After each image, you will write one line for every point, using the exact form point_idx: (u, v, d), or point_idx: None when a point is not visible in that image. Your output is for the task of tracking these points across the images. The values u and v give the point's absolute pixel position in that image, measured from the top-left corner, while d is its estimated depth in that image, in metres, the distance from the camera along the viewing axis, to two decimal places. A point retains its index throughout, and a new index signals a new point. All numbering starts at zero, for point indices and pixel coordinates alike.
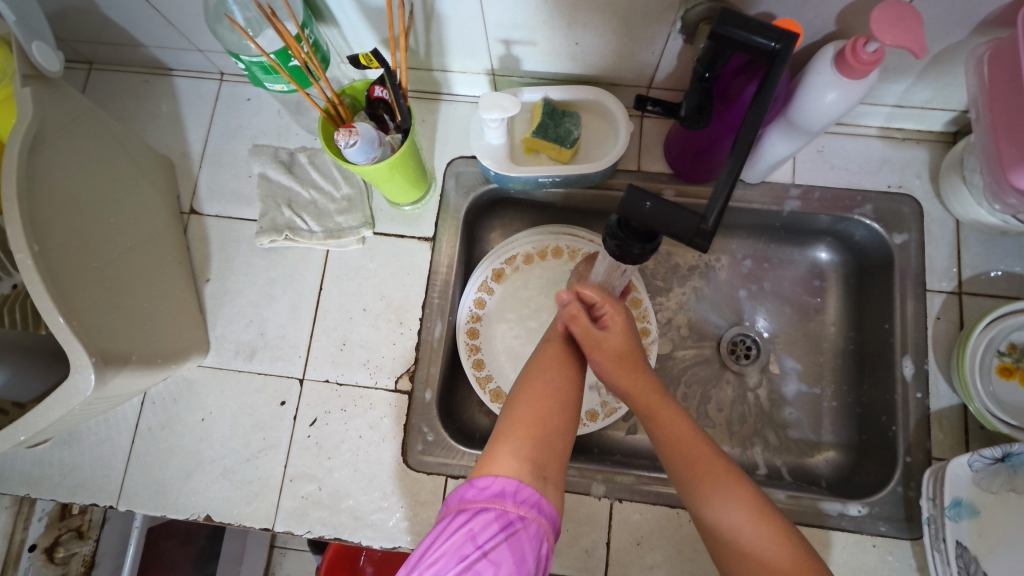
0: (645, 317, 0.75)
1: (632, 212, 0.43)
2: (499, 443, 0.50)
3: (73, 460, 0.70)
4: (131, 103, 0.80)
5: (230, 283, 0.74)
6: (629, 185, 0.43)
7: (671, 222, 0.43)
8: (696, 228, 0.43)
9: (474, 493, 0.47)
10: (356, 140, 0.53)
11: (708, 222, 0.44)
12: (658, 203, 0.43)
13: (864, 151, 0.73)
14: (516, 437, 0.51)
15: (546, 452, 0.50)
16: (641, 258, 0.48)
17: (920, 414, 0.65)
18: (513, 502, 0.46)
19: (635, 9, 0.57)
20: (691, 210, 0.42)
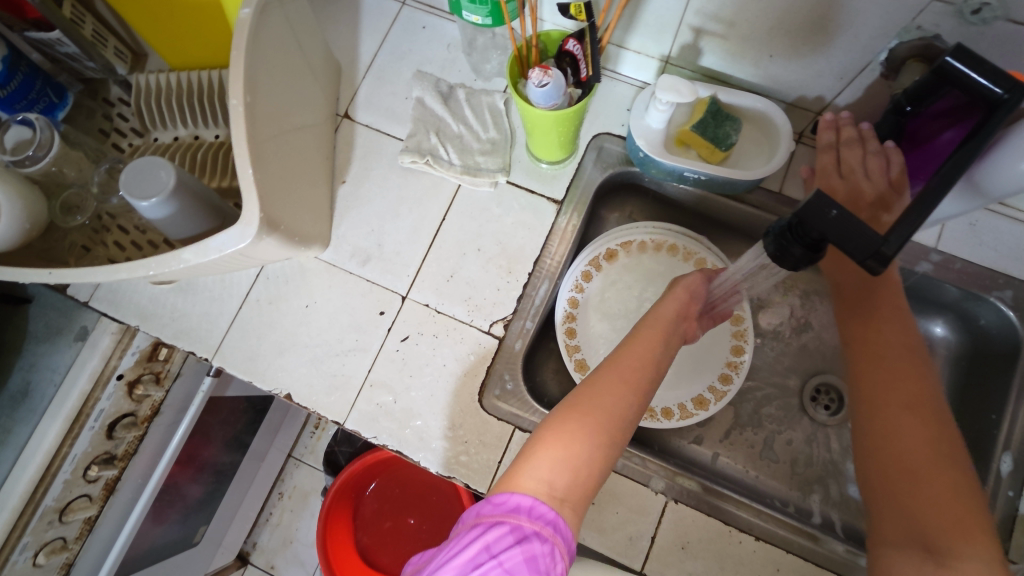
0: (743, 335, 0.75)
1: (813, 218, 0.43)
2: (536, 452, 0.48)
3: (184, 307, 0.76)
4: (317, 4, 0.85)
5: (363, 191, 0.78)
6: (816, 190, 0.43)
7: (850, 237, 0.42)
8: (875, 250, 0.41)
9: (490, 508, 0.45)
10: (549, 82, 0.55)
11: (891, 248, 0.42)
12: (845, 213, 0.42)
13: (1019, 237, 0.70)
14: (547, 454, 0.48)
15: (572, 477, 0.47)
16: (799, 264, 0.47)
17: (1006, 513, 0.63)
18: (528, 517, 0.44)
19: (848, 29, 0.56)
20: (875, 229, 0.42)
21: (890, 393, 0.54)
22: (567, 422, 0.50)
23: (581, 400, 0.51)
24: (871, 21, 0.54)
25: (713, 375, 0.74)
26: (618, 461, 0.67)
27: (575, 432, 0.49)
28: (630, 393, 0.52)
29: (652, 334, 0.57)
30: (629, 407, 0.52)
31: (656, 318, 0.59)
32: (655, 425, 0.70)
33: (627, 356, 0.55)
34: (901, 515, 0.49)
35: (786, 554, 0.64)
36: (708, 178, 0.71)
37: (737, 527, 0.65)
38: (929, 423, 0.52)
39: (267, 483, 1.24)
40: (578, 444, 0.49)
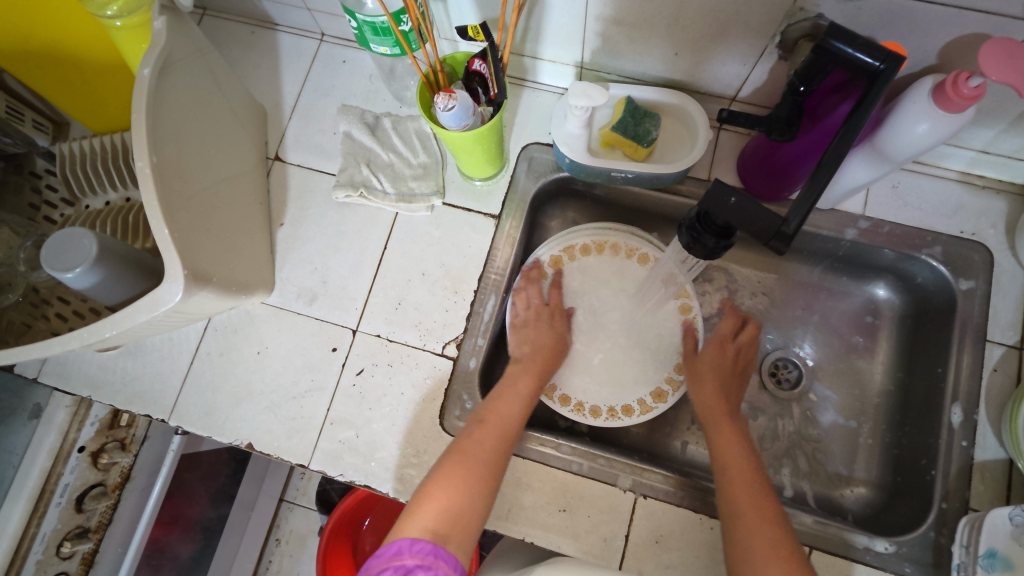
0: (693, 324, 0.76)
1: (716, 205, 0.45)
2: (420, 501, 0.53)
3: (135, 371, 0.75)
4: (236, 52, 0.86)
5: (302, 230, 0.78)
6: (716, 179, 0.45)
7: (753, 220, 0.44)
8: (776, 229, 0.44)
9: (376, 560, 0.47)
10: (454, 105, 0.56)
11: (789, 226, 0.45)
12: (743, 199, 0.44)
13: (940, 193, 0.72)
14: (428, 506, 0.52)
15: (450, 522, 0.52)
16: (715, 253, 0.50)
17: (962, 463, 0.64)
18: (410, 554, 0.47)
19: (738, 18, 0.58)
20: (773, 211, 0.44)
21: (730, 475, 0.60)
22: (448, 471, 0.56)
23: (459, 451, 0.58)
24: (759, 7, 0.56)
25: (669, 366, 0.75)
26: (584, 465, 0.68)
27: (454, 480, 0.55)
28: (497, 437, 0.60)
29: (523, 382, 0.67)
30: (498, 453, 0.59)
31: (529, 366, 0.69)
32: (616, 423, 0.72)
33: (501, 405, 0.64)
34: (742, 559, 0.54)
35: None
36: (637, 175, 0.72)
37: (707, 514, 0.65)
38: (767, 510, 0.56)
39: (260, 534, 1.19)
40: (458, 487, 0.55)
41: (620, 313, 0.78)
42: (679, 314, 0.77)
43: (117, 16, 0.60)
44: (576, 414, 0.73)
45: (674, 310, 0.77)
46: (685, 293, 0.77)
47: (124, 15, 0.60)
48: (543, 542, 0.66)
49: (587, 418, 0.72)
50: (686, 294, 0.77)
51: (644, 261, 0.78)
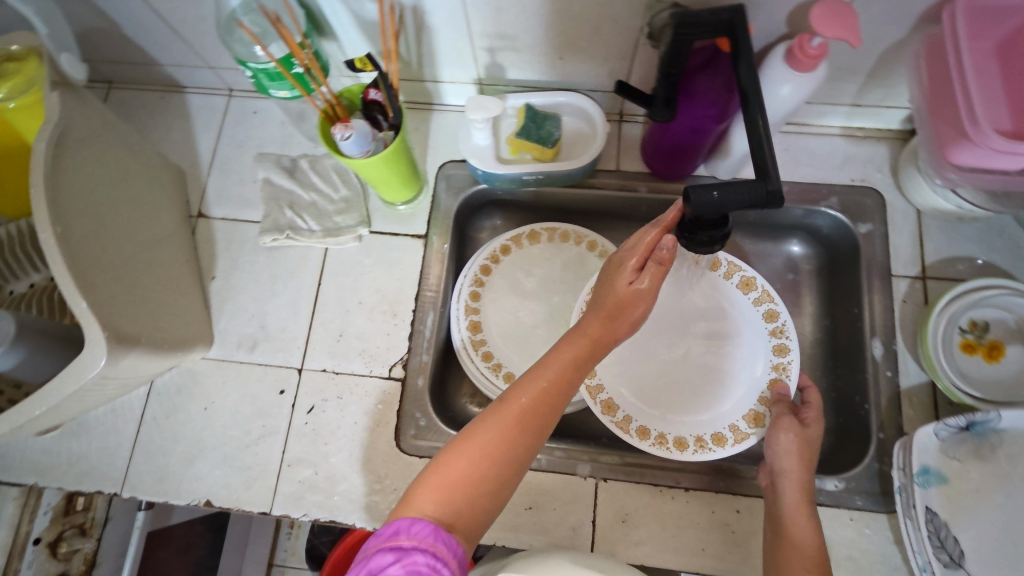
0: (782, 332, 0.73)
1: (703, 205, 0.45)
2: (426, 483, 0.47)
3: (80, 450, 0.73)
4: (145, 118, 0.87)
5: (234, 280, 0.79)
6: (690, 185, 0.45)
7: (743, 197, 0.44)
8: (766, 191, 0.45)
9: (373, 538, 0.44)
10: (351, 133, 0.59)
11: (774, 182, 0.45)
12: (724, 188, 0.44)
13: (828, 149, 0.78)
14: (431, 493, 0.47)
15: (456, 513, 0.47)
16: (715, 242, 0.48)
17: (890, 392, 0.68)
18: (407, 535, 0.43)
19: (604, 16, 0.62)
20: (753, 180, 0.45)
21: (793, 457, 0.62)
22: (461, 450, 0.49)
23: (482, 428, 0.50)
24: (620, 4, 0.60)
25: (759, 385, 0.72)
26: (543, 460, 0.69)
27: (467, 470, 0.48)
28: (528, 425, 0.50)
29: (582, 342, 0.54)
30: (528, 442, 0.50)
31: (601, 316, 0.55)
32: (708, 456, 0.68)
33: (547, 370, 0.52)
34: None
35: (716, 495, 0.67)
36: (547, 174, 0.75)
37: (666, 484, 0.67)
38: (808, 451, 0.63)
39: None
40: (471, 471, 0.48)
41: (557, 309, 0.80)
42: (765, 322, 0.74)
43: (8, 98, 0.62)
44: (620, 430, 0.70)
45: (759, 317, 0.74)
46: (769, 297, 0.75)
47: (15, 96, 0.62)
48: (515, 542, 0.67)
49: (635, 440, 0.69)
50: (769, 299, 0.74)
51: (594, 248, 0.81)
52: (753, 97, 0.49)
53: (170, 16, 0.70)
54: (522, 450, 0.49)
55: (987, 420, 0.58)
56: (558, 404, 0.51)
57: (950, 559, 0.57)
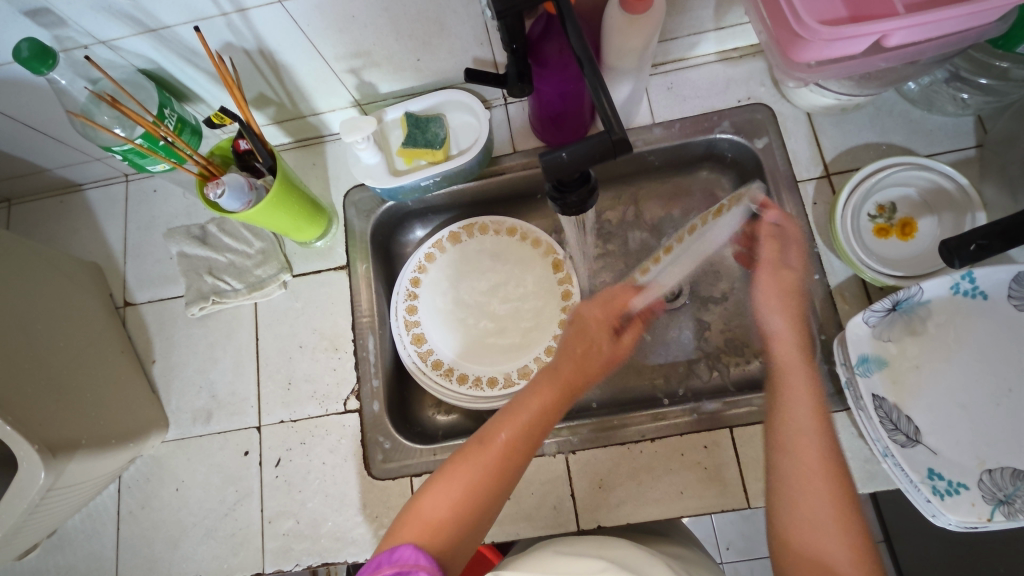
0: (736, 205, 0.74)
1: (556, 169, 0.46)
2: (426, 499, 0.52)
3: (67, 562, 0.73)
4: (51, 225, 0.86)
5: (175, 358, 0.79)
6: (539, 153, 0.46)
7: (590, 152, 0.46)
8: (610, 142, 0.46)
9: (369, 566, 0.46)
10: (223, 189, 0.60)
11: (617, 130, 0.46)
12: (571, 148, 0.45)
13: (709, 77, 0.78)
14: (429, 512, 0.51)
15: (447, 534, 0.50)
16: (585, 201, 0.51)
17: (822, 293, 0.69)
18: (388, 564, 0.45)
19: (443, 9, 0.63)
20: (595, 133, 0.46)
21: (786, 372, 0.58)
22: (468, 462, 0.53)
23: (478, 449, 0.54)
24: None
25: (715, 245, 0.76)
26: None
27: (460, 489, 0.52)
28: (524, 440, 0.55)
29: (546, 397, 0.58)
30: (521, 460, 0.54)
31: (569, 360, 0.62)
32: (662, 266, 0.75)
33: (522, 412, 0.56)
34: (797, 555, 0.47)
35: (682, 437, 0.67)
36: (445, 174, 0.76)
37: (633, 440, 0.68)
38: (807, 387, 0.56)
39: None
40: (462, 488, 0.52)
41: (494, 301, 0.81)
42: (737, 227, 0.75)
43: None
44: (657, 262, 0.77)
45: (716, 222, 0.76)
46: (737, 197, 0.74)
47: None
48: (503, 536, 0.67)
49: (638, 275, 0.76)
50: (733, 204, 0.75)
51: (514, 232, 0.82)
52: (585, 58, 0.50)
53: (34, 121, 0.70)
54: (519, 465, 0.54)
55: (911, 297, 0.59)
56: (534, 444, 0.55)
57: (907, 438, 0.58)
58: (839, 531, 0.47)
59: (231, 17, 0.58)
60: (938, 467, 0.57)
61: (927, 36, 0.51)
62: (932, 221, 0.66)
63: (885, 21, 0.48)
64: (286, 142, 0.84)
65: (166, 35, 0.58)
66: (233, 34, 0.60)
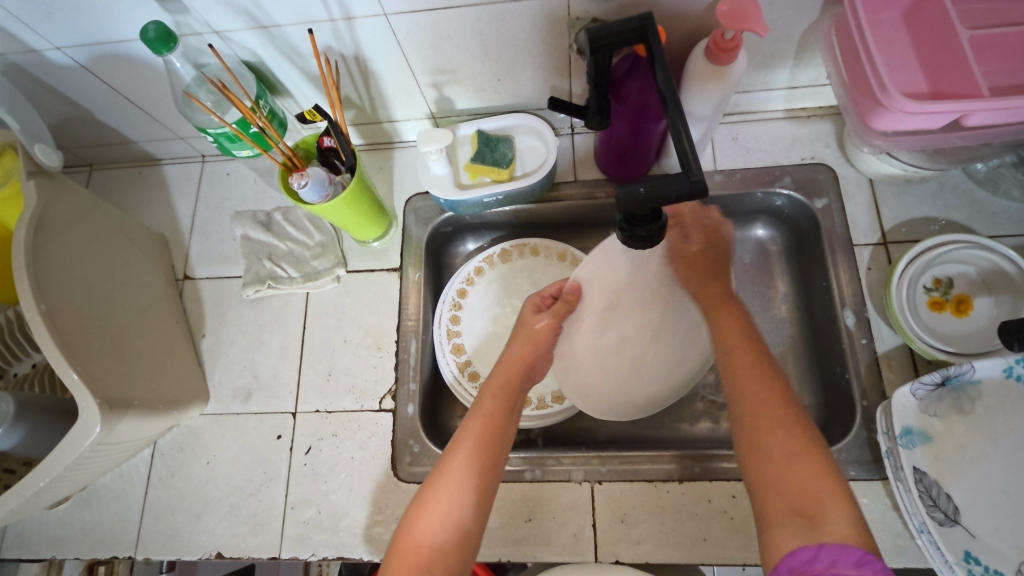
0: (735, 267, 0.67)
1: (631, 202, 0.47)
2: (417, 517, 0.55)
3: (93, 518, 0.75)
4: (126, 194, 0.91)
5: (224, 335, 0.82)
6: (618, 184, 0.48)
7: (668, 190, 0.47)
8: (688, 183, 0.47)
9: None
10: (307, 181, 0.63)
11: (695, 173, 0.48)
12: (650, 184, 0.47)
13: (775, 132, 0.80)
14: (420, 520, 0.54)
15: (445, 549, 0.53)
16: (652, 238, 0.52)
17: (868, 359, 0.69)
18: None
19: (533, 39, 0.66)
20: (674, 172, 0.47)
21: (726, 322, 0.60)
22: (446, 477, 0.56)
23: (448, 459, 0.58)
24: (544, 26, 0.64)
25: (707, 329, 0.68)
26: (537, 470, 0.70)
27: (438, 503, 0.55)
28: (485, 434, 0.59)
29: (487, 410, 0.61)
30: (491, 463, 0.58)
31: (497, 373, 0.65)
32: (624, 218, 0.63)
33: (467, 433, 0.59)
34: (768, 474, 0.50)
35: (710, 483, 0.67)
36: (507, 194, 0.78)
37: (661, 479, 0.68)
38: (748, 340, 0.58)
39: None
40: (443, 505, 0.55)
41: None
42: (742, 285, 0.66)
43: None
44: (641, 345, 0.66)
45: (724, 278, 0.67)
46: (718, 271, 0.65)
47: None
48: (519, 556, 0.67)
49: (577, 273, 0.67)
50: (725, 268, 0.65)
51: (562, 258, 0.84)
52: (670, 98, 0.52)
53: (136, 97, 0.75)
54: (493, 464, 0.58)
55: (961, 374, 0.58)
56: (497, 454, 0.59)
57: (945, 517, 0.58)
58: (809, 467, 0.49)
59: (337, 23, 0.62)
60: (975, 551, 0.56)
61: (1007, 121, 0.52)
62: (988, 302, 0.66)
63: (966, 101, 0.49)
64: (357, 143, 0.87)
65: (276, 33, 0.62)
66: (336, 39, 0.64)
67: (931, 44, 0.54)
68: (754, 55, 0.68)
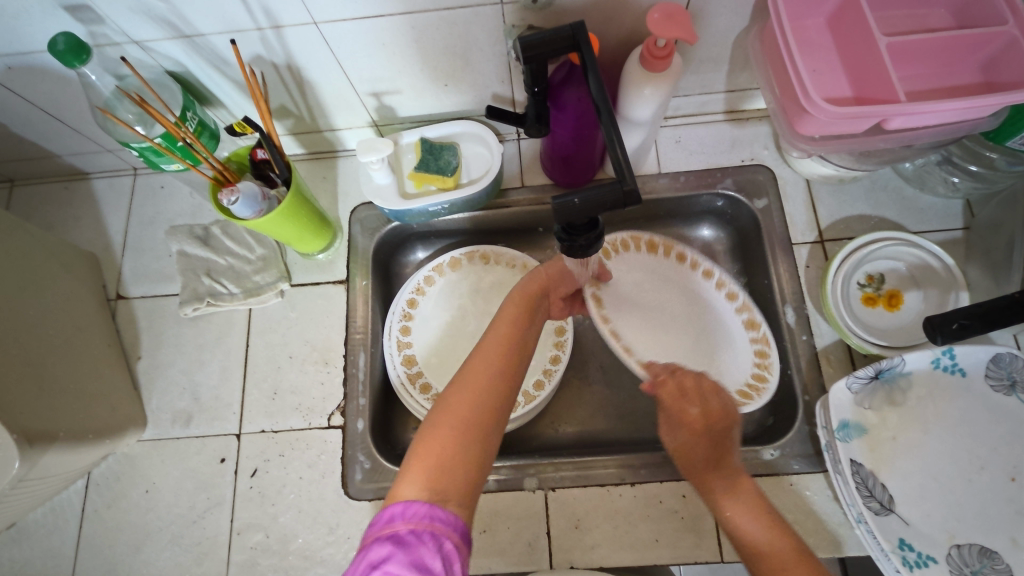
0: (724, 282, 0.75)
1: (567, 213, 0.47)
2: (430, 429, 0.48)
3: (23, 557, 0.71)
4: (52, 210, 0.86)
5: (161, 356, 0.78)
6: (552, 195, 0.47)
7: (601, 201, 0.47)
8: (621, 193, 0.47)
9: (398, 517, 0.42)
10: (237, 197, 0.61)
11: (628, 183, 0.47)
12: (584, 196, 0.46)
13: (715, 135, 0.81)
14: (439, 429, 0.47)
15: (462, 465, 0.46)
16: (591, 247, 0.52)
17: (809, 354, 0.71)
18: (403, 520, 0.42)
19: (471, 46, 0.65)
20: (607, 181, 0.47)
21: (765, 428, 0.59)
22: (465, 390, 0.50)
23: (469, 373, 0.51)
24: (481, 33, 0.63)
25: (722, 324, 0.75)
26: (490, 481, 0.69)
27: (456, 417, 0.48)
28: (504, 353, 0.54)
29: (510, 326, 0.57)
30: (508, 384, 0.52)
31: (518, 295, 0.61)
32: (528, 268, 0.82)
33: (486, 355, 0.53)
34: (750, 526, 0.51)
35: (661, 485, 0.68)
36: (452, 203, 0.77)
37: (613, 483, 0.68)
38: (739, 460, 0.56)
39: None
40: (460, 419, 0.48)
41: (486, 331, 0.82)
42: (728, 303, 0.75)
43: None
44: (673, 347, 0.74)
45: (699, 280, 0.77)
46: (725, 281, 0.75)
47: None
48: (474, 569, 0.67)
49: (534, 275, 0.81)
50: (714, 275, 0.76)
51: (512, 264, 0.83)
52: (604, 108, 0.52)
53: (55, 110, 0.71)
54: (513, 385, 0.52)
55: (893, 366, 0.60)
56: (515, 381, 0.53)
57: (880, 505, 0.60)
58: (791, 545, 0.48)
59: (265, 32, 0.60)
60: (909, 538, 0.58)
61: (926, 123, 0.53)
62: (917, 295, 0.69)
63: (886, 107, 0.51)
64: (298, 154, 0.85)
65: (200, 42, 0.60)
66: (265, 48, 0.62)
67: (853, 50, 0.56)
68: (691, 61, 0.69)
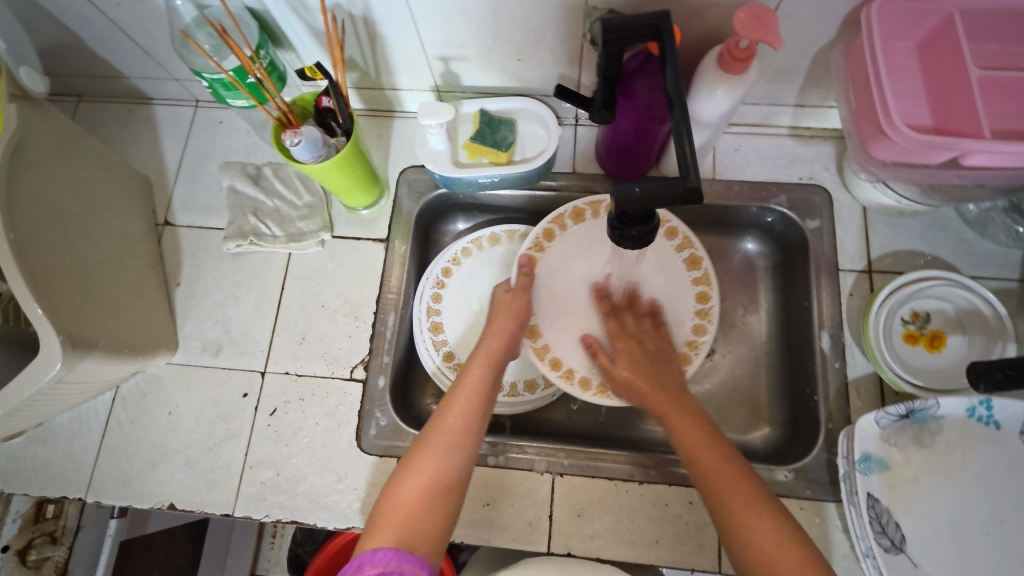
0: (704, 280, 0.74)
1: (626, 201, 0.47)
2: (397, 480, 0.54)
3: (46, 456, 0.74)
4: (113, 130, 0.88)
5: (199, 286, 0.80)
6: (614, 180, 0.47)
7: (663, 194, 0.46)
8: (683, 189, 0.46)
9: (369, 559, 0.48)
10: (299, 139, 0.61)
11: (692, 180, 0.47)
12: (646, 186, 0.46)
13: (777, 148, 0.80)
14: (404, 478, 0.53)
15: (425, 507, 0.52)
16: (641, 240, 0.52)
17: (839, 383, 0.70)
18: (371, 564, 0.47)
19: (548, 23, 0.65)
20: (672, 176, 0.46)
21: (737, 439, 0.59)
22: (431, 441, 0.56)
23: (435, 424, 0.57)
24: (560, 11, 0.62)
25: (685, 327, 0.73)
26: (499, 457, 0.70)
27: (421, 465, 0.54)
28: (471, 402, 0.60)
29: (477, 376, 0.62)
30: (476, 432, 0.58)
31: (483, 347, 0.66)
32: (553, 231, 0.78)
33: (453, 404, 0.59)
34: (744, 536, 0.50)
35: (670, 488, 0.68)
36: (503, 178, 0.77)
37: (621, 478, 0.68)
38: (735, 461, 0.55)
39: None
40: (428, 466, 0.54)
41: None
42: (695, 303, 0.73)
43: None
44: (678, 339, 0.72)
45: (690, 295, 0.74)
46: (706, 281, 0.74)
47: None
48: (473, 539, 0.68)
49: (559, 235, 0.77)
50: (706, 282, 0.73)
51: None
52: (676, 102, 0.51)
53: (132, 31, 0.72)
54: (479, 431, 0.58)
55: (925, 408, 0.59)
56: (474, 422, 0.58)
57: (891, 544, 0.59)
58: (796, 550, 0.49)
59: None
60: None
61: (1006, 164, 0.52)
62: (961, 340, 0.67)
63: (968, 141, 0.49)
64: (357, 108, 0.86)
65: None
66: None
67: (941, 79, 0.54)
68: (767, 69, 0.68)
